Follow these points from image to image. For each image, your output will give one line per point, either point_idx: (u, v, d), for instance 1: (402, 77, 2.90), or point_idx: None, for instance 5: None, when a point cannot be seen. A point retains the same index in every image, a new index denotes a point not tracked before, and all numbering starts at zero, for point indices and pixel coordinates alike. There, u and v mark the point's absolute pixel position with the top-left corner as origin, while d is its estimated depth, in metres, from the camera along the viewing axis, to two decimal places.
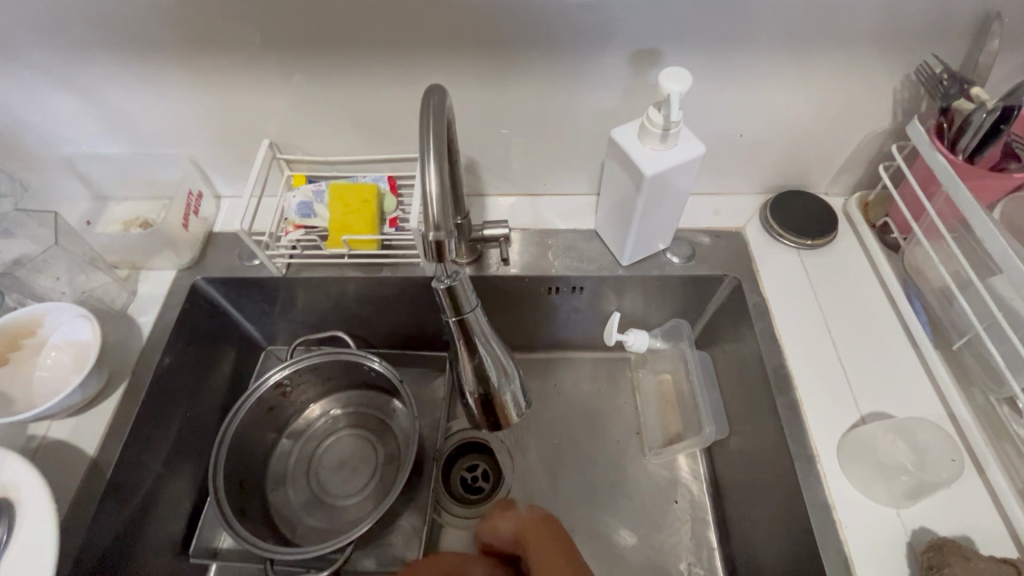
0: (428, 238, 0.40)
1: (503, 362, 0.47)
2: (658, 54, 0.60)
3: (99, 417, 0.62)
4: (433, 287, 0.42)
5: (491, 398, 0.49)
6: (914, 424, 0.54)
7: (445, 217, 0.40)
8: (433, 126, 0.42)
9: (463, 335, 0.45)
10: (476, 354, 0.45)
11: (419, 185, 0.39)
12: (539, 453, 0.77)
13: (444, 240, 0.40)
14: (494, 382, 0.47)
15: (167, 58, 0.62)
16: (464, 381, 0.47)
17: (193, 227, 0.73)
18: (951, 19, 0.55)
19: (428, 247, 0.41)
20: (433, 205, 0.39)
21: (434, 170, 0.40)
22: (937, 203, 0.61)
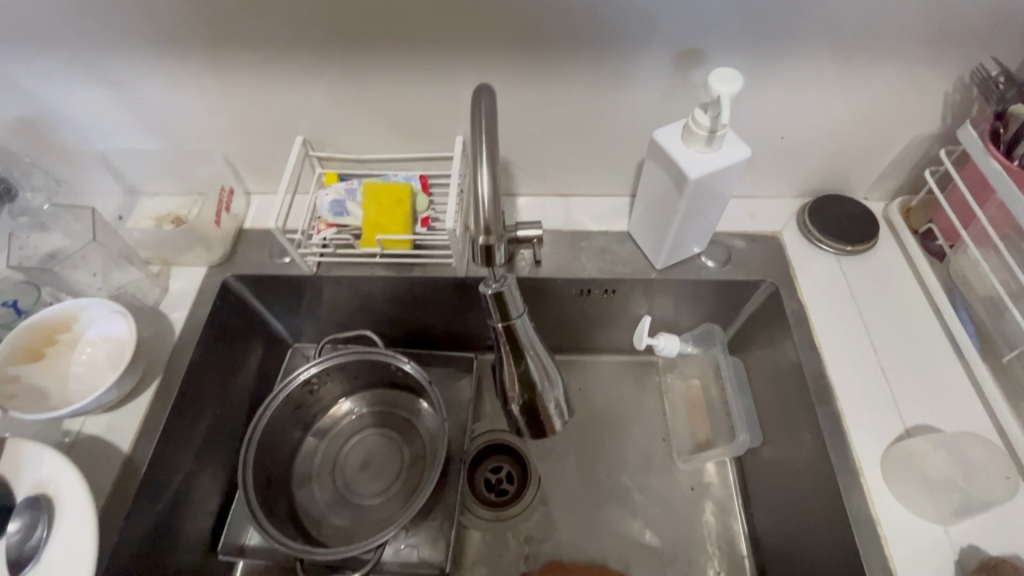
0: (478, 241, 0.39)
1: (547, 369, 0.47)
2: (701, 54, 0.59)
3: (132, 412, 0.62)
4: (482, 292, 0.42)
5: (534, 404, 0.48)
6: (962, 440, 0.53)
7: (495, 220, 0.39)
8: (484, 126, 0.41)
9: (508, 340, 0.44)
10: (521, 360, 0.45)
11: (471, 187, 0.39)
12: (566, 457, 0.76)
13: (494, 243, 0.40)
14: (538, 388, 0.47)
15: (203, 54, 0.62)
16: (507, 387, 0.47)
17: (225, 223, 0.73)
18: (1011, 20, 0.53)
19: (477, 251, 0.40)
20: (485, 208, 0.39)
21: (485, 171, 0.39)
22: (989, 211, 0.59)
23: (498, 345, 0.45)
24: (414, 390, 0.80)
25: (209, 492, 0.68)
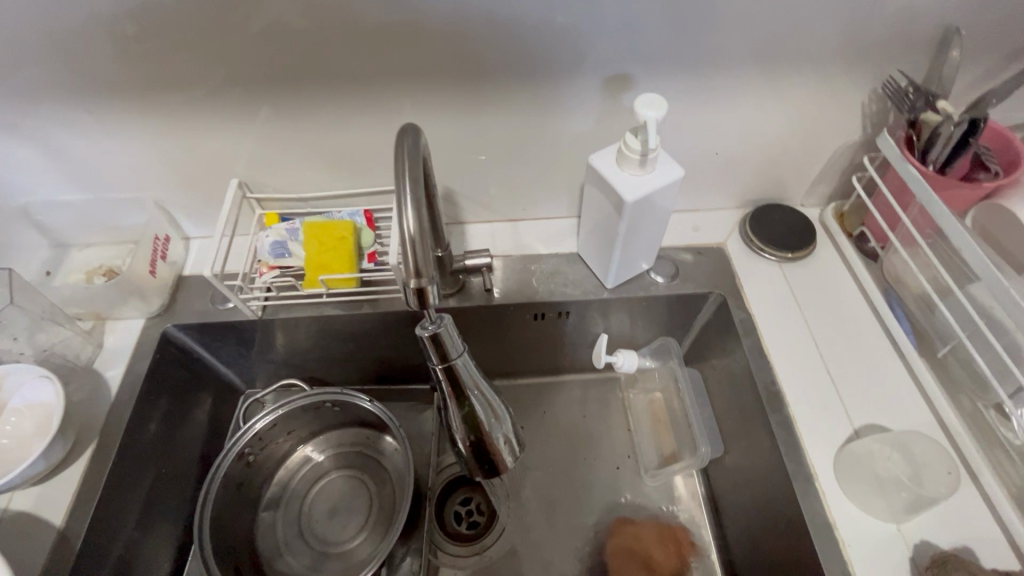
0: (410, 285, 0.39)
1: (494, 405, 0.46)
2: (629, 79, 0.60)
3: (66, 482, 0.59)
4: (419, 335, 0.41)
5: (483, 443, 0.47)
6: (909, 437, 0.55)
7: (426, 261, 0.39)
8: (408, 167, 0.41)
9: (451, 381, 0.43)
10: (466, 401, 0.44)
11: (398, 231, 0.38)
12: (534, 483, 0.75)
13: (427, 286, 0.39)
14: (487, 427, 0.46)
15: (126, 101, 0.60)
16: (455, 428, 0.46)
17: (160, 272, 0.70)
18: (912, 34, 0.57)
19: (410, 295, 0.40)
20: (413, 250, 0.38)
21: (412, 214, 0.39)
22: (912, 213, 0.61)
23: (441, 387, 0.44)
24: (371, 427, 0.78)
25: (156, 558, 0.64)
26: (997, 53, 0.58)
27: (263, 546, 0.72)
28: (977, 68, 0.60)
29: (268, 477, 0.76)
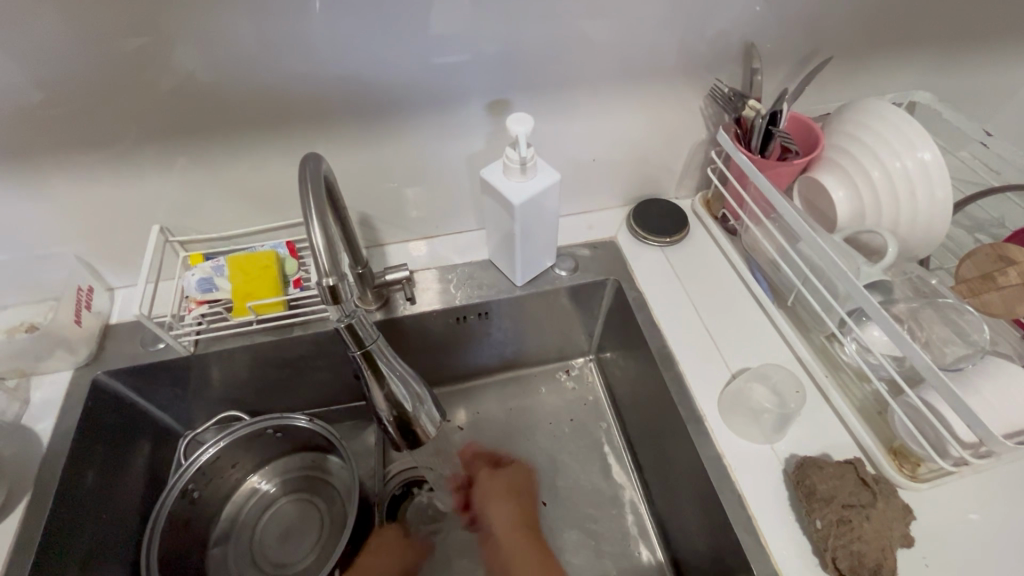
0: (323, 283, 0.47)
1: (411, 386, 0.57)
2: (507, 103, 0.71)
3: (2, 537, 0.59)
4: (337, 328, 0.50)
5: (407, 420, 0.58)
6: (769, 369, 0.66)
7: (334, 263, 0.47)
8: (312, 187, 0.48)
9: (370, 367, 0.54)
10: (385, 383, 0.55)
11: (308, 240, 0.46)
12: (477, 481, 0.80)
13: (337, 282, 0.47)
14: (408, 406, 0.57)
15: (41, 162, 0.64)
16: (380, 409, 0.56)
17: (87, 321, 0.72)
18: (724, 51, 0.71)
19: (323, 291, 0.47)
20: (322, 255, 0.46)
21: (318, 225, 0.47)
22: (752, 192, 0.74)
23: (363, 373, 0.54)
24: (316, 449, 0.81)
25: None
26: (791, 60, 0.73)
27: None
28: (780, 73, 0.75)
29: (215, 514, 0.77)
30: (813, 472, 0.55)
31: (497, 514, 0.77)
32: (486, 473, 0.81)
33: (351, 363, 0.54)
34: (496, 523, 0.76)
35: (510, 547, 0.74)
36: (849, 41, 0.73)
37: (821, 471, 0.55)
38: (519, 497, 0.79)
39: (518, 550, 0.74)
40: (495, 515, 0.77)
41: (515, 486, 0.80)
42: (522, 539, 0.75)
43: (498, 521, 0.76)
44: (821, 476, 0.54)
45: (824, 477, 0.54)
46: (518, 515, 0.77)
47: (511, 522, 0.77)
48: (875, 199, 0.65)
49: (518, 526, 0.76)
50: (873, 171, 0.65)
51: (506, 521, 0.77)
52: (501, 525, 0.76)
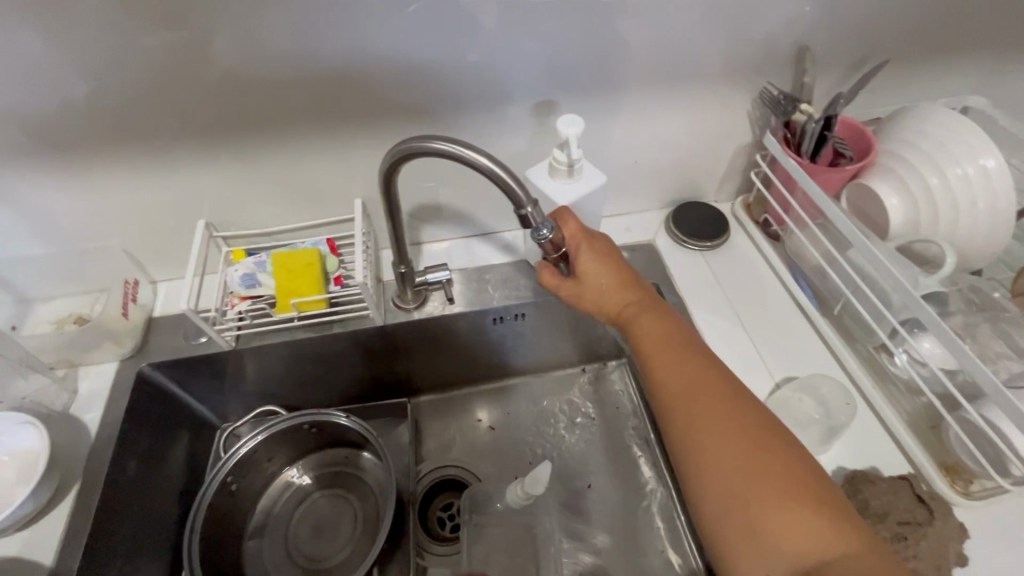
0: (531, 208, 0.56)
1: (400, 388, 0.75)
2: (553, 104, 0.70)
3: (54, 524, 0.60)
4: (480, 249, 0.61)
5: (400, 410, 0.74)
6: (817, 379, 0.64)
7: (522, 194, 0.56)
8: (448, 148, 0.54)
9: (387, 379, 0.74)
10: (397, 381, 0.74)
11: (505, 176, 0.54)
12: (511, 482, 0.72)
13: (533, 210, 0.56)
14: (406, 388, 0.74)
15: (95, 155, 0.65)
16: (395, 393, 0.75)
17: (133, 314, 0.73)
18: (775, 54, 0.69)
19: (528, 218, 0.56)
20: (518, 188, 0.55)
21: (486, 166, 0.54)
22: (799, 198, 0.73)
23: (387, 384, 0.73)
24: (350, 445, 0.81)
25: None
26: (842, 64, 0.71)
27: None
28: (831, 77, 0.73)
29: (251, 506, 0.78)
30: (867, 487, 0.53)
31: (608, 294, 0.63)
32: (587, 250, 0.63)
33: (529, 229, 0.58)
34: (669, 382, 0.56)
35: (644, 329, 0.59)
36: (903, 45, 0.71)
37: (875, 486, 0.53)
38: (649, 304, 0.62)
39: (711, 436, 0.52)
40: (611, 302, 0.63)
41: (639, 286, 0.63)
42: (697, 387, 0.55)
43: (674, 387, 0.56)
44: (875, 491, 0.53)
45: (878, 492, 0.53)
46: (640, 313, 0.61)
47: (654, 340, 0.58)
48: (930, 208, 0.64)
49: (687, 352, 0.58)
50: (930, 179, 0.63)
51: (648, 355, 0.59)
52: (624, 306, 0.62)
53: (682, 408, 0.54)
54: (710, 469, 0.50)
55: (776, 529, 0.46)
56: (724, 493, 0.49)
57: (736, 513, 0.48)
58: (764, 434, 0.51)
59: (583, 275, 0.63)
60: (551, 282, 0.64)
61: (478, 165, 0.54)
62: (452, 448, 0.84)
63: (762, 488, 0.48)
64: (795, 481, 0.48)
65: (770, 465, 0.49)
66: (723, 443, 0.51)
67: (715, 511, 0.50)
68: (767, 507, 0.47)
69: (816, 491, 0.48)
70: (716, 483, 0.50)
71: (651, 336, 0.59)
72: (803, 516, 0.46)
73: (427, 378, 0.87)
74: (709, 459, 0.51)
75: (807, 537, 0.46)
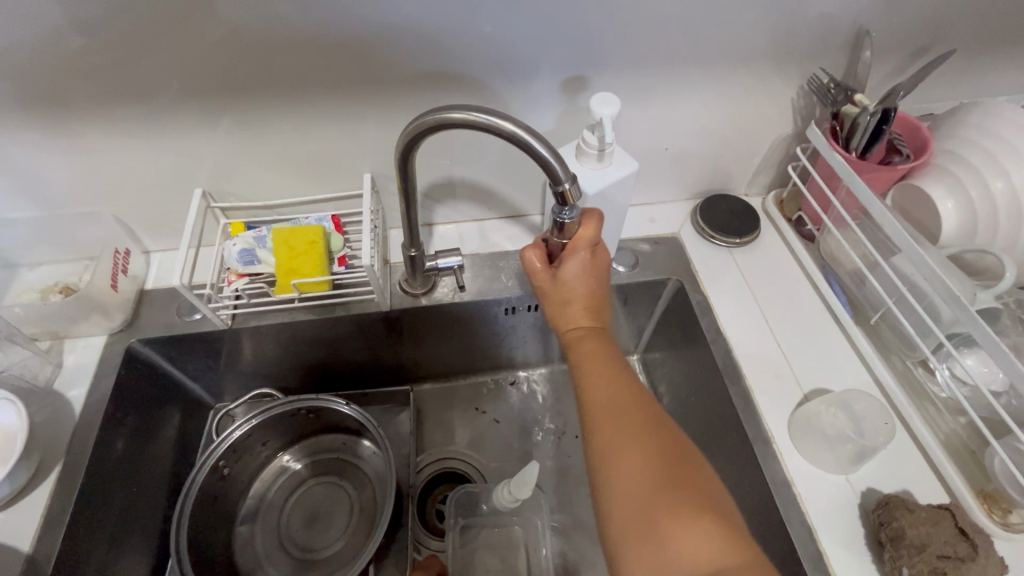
0: (563, 186, 0.51)
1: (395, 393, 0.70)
2: (583, 81, 0.64)
3: (32, 507, 0.56)
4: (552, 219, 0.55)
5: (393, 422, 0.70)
6: (849, 396, 0.59)
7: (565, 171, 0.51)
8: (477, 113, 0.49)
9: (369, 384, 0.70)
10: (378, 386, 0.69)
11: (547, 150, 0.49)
12: (500, 484, 0.68)
13: (570, 188, 0.51)
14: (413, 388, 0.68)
15: (83, 113, 0.59)
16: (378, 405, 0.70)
17: (123, 286, 0.68)
18: (830, 38, 0.63)
19: (557, 194, 0.52)
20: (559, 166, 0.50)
21: (529, 141, 0.49)
22: (841, 196, 0.68)
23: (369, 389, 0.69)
24: (347, 432, 0.78)
25: None
26: (901, 52, 0.65)
27: (244, 566, 0.70)
28: (887, 66, 0.67)
29: (243, 491, 0.74)
30: (903, 516, 0.50)
31: (572, 307, 0.58)
32: (584, 260, 0.57)
33: (553, 205, 0.54)
34: (596, 385, 0.51)
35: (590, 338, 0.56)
36: (972, 35, 0.65)
37: (912, 515, 0.49)
38: (601, 329, 0.57)
39: (621, 438, 0.47)
40: (571, 316, 0.58)
41: (603, 313, 0.59)
42: (617, 391, 0.50)
43: (593, 387, 0.51)
44: (912, 521, 0.49)
45: (916, 522, 0.49)
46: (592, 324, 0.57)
47: (601, 350, 0.54)
48: (989, 215, 0.59)
49: (617, 360, 0.53)
50: (994, 183, 0.58)
51: (580, 360, 0.54)
52: (579, 310, 0.58)
53: (597, 410, 0.50)
54: (616, 471, 0.45)
55: (674, 537, 0.41)
56: (625, 496, 0.44)
57: (635, 517, 0.43)
58: (676, 442, 0.47)
59: (564, 280, 0.57)
60: (532, 267, 0.60)
61: (504, 133, 0.49)
62: (454, 440, 0.80)
63: (664, 492, 0.43)
64: (702, 494, 0.43)
65: (678, 471, 0.44)
66: (634, 449, 0.46)
67: (613, 514, 0.44)
68: (667, 512, 0.42)
69: (722, 509, 0.43)
70: (621, 484, 0.45)
71: (589, 350, 0.55)
72: (702, 526, 0.41)
73: (431, 366, 0.83)
74: (617, 460, 0.46)
75: (703, 550, 0.40)
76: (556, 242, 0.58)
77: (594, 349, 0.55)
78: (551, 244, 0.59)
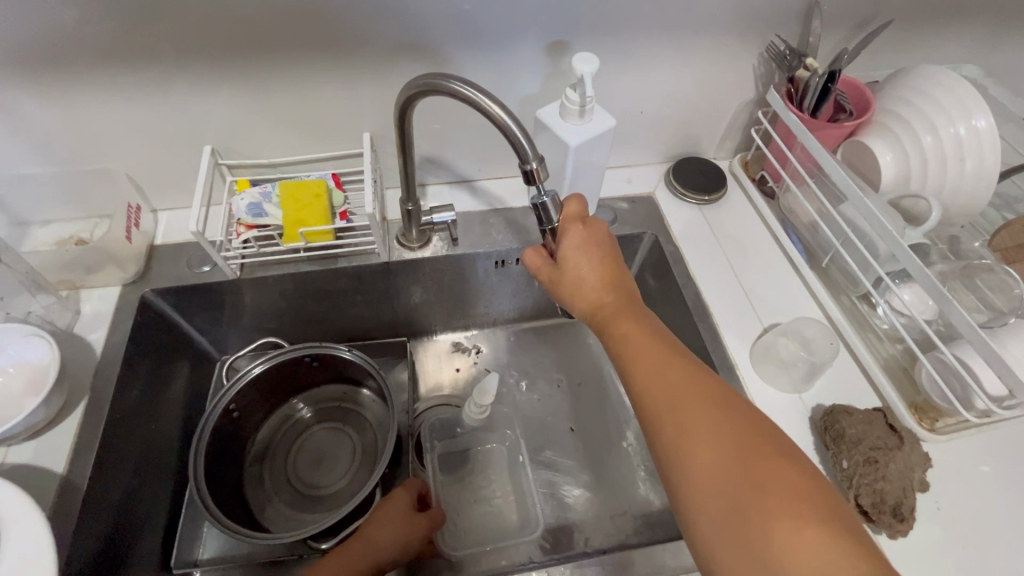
0: (528, 167, 0.56)
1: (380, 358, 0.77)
2: (566, 46, 0.70)
3: (62, 437, 0.60)
4: (534, 204, 0.59)
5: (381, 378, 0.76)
6: (801, 324, 0.67)
7: (533, 151, 0.56)
8: (465, 95, 0.54)
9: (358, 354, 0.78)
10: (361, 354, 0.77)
11: (519, 139, 0.54)
12: (466, 402, 0.74)
13: (537, 168, 0.56)
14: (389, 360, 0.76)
15: (97, 71, 0.63)
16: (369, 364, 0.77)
17: (136, 239, 0.72)
18: (787, 8, 0.70)
19: (526, 176, 0.57)
20: (527, 148, 0.55)
21: (509, 124, 0.54)
22: (796, 152, 0.75)
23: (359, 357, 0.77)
24: (349, 381, 0.83)
25: (153, 509, 0.66)
26: (849, 22, 0.73)
27: (255, 502, 0.76)
28: (836, 35, 0.75)
29: (251, 436, 0.79)
30: (844, 418, 0.58)
31: (589, 287, 0.59)
32: (579, 233, 0.60)
33: (530, 190, 0.60)
34: (657, 393, 0.49)
35: (618, 320, 0.56)
36: (910, 8, 0.73)
37: (850, 416, 0.58)
38: (626, 301, 0.58)
39: (697, 443, 0.45)
40: (591, 294, 0.58)
41: (624, 284, 0.59)
42: (678, 389, 0.49)
43: (653, 392, 0.49)
44: (851, 421, 0.58)
45: (854, 422, 0.58)
46: (619, 304, 0.57)
47: (631, 330, 0.54)
48: (920, 165, 0.67)
49: (655, 337, 0.53)
50: (925, 137, 0.66)
51: (625, 348, 0.53)
52: (598, 296, 0.58)
53: (661, 408, 0.48)
54: (697, 477, 0.44)
55: (773, 541, 0.40)
56: (713, 510, 0.43)
57: (730, 531, 0.42)
58: (751, 432, 0.45)
59: (570, 266, 0.59)
60: (535, 264, 0.62)
61: (490, 113, 0.54)
62: (448, 387, 0.87)
63: (757, 499, 0.42)
64: (793, 491, 0.42)
65: (763, 470, 0.43)
66: (714, 453, 0.44)
67: (708, 532, 0.43)
68: (764, 520, 0.41)
69: (813, 499, 0.42)
70: (705, 491, 0.44)
71: (626, 330, 0.54)
72: (803, 527, 0.40)
73: (425, 320, 0.89)
74: (694, 465, 0.45)
75: (807, 552, 0.39)
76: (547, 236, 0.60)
77: (618, 327, 0.55)
78: (549, 238, 0.62)
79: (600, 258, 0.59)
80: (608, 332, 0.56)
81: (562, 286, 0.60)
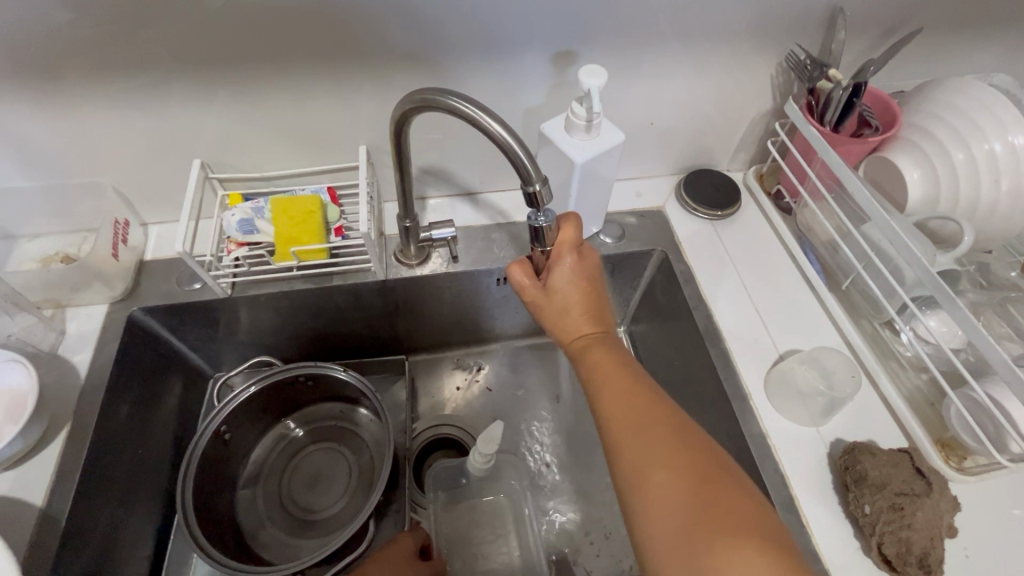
0: (529, 189, 0.52)
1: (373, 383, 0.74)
2: (573, 55, 0.67)
3: (43, 466, 0.58)
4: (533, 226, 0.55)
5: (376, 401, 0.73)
6: (820, 354, 0.63)
7: (536, 171, 0.52)
8: (465, 112, 0.51)
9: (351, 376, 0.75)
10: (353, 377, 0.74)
11: (524, 160, 0.51)
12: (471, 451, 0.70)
13: (540, 189, 0.53)
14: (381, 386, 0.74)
15: (79, 83, 0.60)
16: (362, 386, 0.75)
17: (123, 256, 0.70)
18: (807, 16, 0.66)
19: (528, 197, 0.53)
20: (530, 168, 0.51)
21: (513, 143, 0.51)
22: (816, 168, 0.71)
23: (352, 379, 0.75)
24: (344, 400, 0.80)
25: (138, 538, 0.64)
26: (875, 29, 0.69)
27: (247, 526, 0.73)
28: (860, 44, 0.70)
29: (243, 458, 0.77)
30: (867, 459, 0.55)
31: (570, 316, 0.58)
32: (572, 264, 0.58)
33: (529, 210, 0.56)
34: (619, 412, 0.49)
35: (594, 349, 0.55)
36: (940, 16, 0.68)
37: (874, 458, 0.55)
38: (606, 335, 0.57)
39: (652, 459, 0.45)
40: (569, 324, 0.58)
41: (605, 318, 0.59)
42: (638, 406, 0.48)
43: (615, 412, 0.49)
44: (874, 464, 0.54)
45: (878, 464, 0.54)
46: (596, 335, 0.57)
47: (608, 359, 0.54)
48: (951, 184, 0.63)
49: (628, 367, 0.53)
50: (956, 154, 0.62)
51: (595, 373, 0.53)
52: (576, 323, 0.58)
53: (621, 425, 0.48)
54: (648, 494, 0.44)
55: (717, 561, 0.40)
56: (661, 522, 0.43)
57: (677, 545, 0.41)
58: (707, 455, 0.45)
59: (556, 289, 0.58)
60: (521, 283, 0.60)
61: (494, 133, 0.51)
62: (448, 408, 0.84)
63: (702, 515, 0.41)
64: (739, 511, 0.42)
65: (711, 490, 0.43)
66: (666, 469, 0.44)
67: (654, 543, 0.43)
68: (709, 537, 0.40)
69: (758, 519, 0.41)
70: (653, 503, 0.43)
71: (601, 360, 0.54)
72: (747, 547, 0.40)
73: (424, 336, 0.86)
74: (648, 482, 0.44)
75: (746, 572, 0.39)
76: (539, 254, 0.58)
77: (592, 354, 0.55)
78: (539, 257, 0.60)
79: (585, 285, 0.58)
80: (581, 359, 0.56)
81: (544, 304, 0.59)
